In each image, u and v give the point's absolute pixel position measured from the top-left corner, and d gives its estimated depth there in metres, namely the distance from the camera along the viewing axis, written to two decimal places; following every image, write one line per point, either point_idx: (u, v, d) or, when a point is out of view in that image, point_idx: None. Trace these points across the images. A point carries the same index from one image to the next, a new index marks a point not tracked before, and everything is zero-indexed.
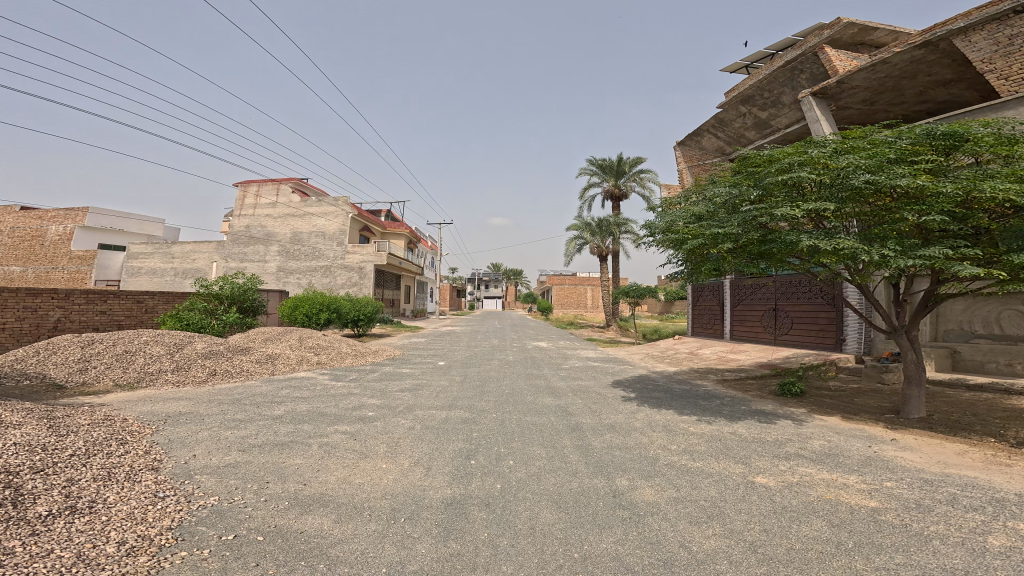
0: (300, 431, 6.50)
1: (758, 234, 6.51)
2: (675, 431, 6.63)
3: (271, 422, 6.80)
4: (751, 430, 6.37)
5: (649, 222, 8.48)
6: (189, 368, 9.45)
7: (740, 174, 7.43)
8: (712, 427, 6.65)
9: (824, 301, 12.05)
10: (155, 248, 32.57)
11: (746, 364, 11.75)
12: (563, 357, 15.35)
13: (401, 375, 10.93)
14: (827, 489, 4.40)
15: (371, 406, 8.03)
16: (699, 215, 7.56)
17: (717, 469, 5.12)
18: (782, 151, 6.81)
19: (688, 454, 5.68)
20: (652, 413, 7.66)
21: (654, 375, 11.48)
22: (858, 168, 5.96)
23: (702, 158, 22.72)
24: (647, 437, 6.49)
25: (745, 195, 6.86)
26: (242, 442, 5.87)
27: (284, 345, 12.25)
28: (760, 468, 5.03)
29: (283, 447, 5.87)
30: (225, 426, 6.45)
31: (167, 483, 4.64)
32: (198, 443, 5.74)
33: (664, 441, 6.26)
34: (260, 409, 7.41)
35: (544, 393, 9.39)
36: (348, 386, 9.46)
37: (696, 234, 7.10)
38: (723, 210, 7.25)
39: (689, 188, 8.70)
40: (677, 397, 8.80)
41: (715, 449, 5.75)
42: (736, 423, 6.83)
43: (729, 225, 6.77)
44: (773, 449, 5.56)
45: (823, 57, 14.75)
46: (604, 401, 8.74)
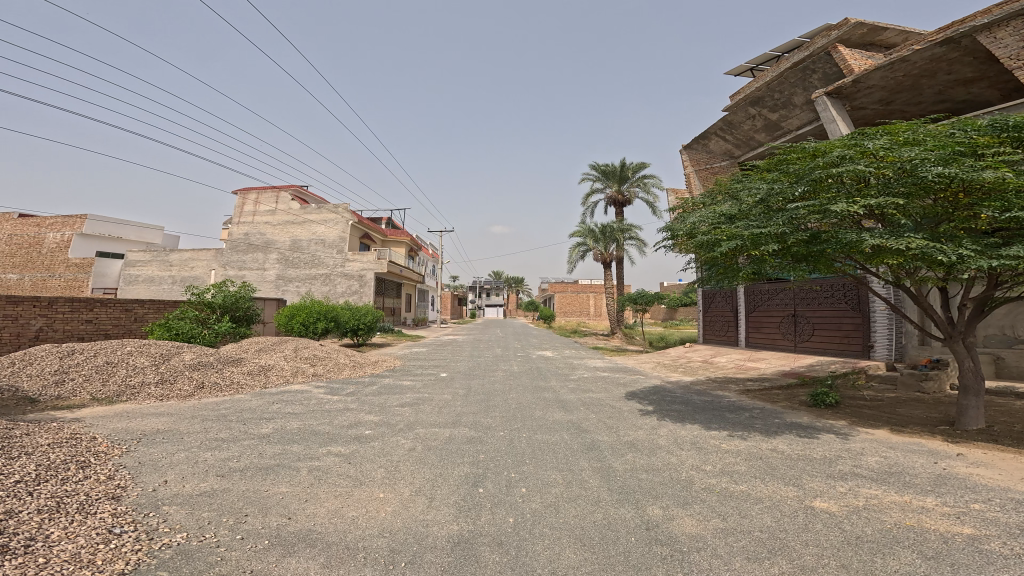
0: (288, 453, 5.83)
1: (807, 234, 5.93)
2: (707, 449, 5.95)
3: (257, 442, 6.13)
4: (793, 447, 5.70)
5: (671, 224, 7.88)
6: (175, 381, 8.79)
7: (776, 172, 6.89)
8: (748, 444, 5.98)
9: (848, 306, 11.45)
10: (153, 256, 32.12)
11: (767, 373, 11.08)
12: (571, 367, 14.66)
13: (401, 388, 10.26)
14: (904, 514, 3.74)
15: (369, 423, 7.36)
16: (731, 215, 6.97)
17: (766, 493, 4.48)
18: (828, 145, 6.27)
19: (728, 476, 5.01)
20: (677, 428, 6.99)
21: (669, 385, 10.78)
22: (924, 161, 5.40)
23: (709, 161, 22.18)
24: (676, 456, 5.82)
25: (788, 192, 6.30)
26: (222, 466, 5.21)
27: (278, 355, 11.59)
28: (816, 491, 4.41)
29: (268, 472, 5.21)
30: (205, 446, 5.79)
31: (128, 515, 3.98)
32: (171, 467, 5.07)
33: (697, 460, 5.58)
34: (247, 427, 6.74)
35: (554, 408, 8.69)
36: (344, 400, 8.78)
37: (733, 235, 6.49)
38: (760, 210, 6.68)
39: (713, 188, 8.17)
40: (700, 409, 8.13)
41: (758, 469, 5.08)
42: (773, 438, 6.16)
43: (773, 225, 6.18)
44: (825, 470, 4.89)
45: (837, 55, 14.28)
46: (620, 416, 8.04)
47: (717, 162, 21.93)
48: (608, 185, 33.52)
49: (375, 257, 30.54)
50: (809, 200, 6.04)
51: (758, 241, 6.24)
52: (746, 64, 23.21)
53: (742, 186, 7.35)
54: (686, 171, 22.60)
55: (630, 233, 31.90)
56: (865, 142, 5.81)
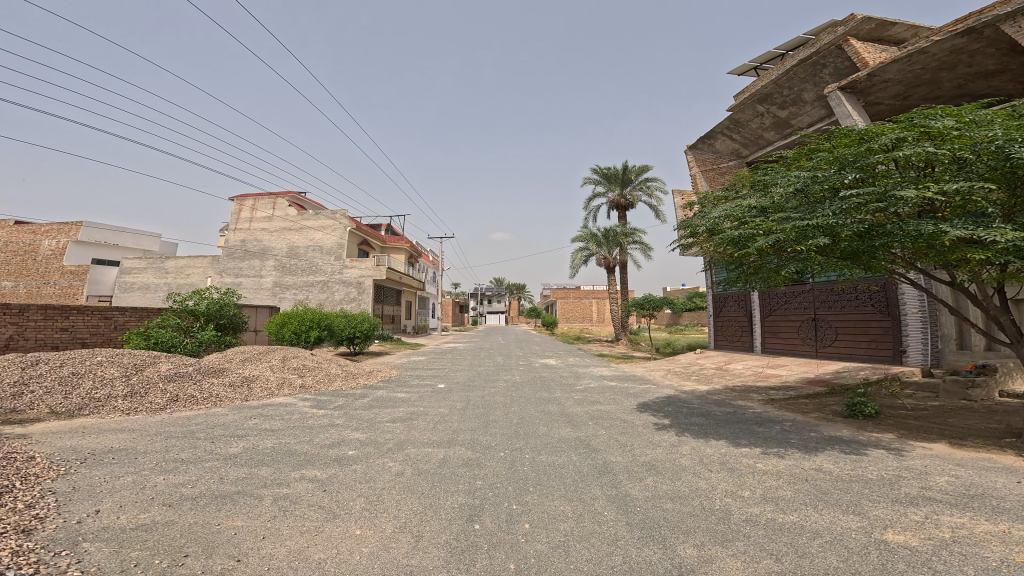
0: (254, 478, 5.07)
1: (865, 225, 5.22)
2: (739, 470, 5.19)
3: (221, 464, 5.37)
4: (841, 470, 4.95)
5: (692, 220, 7.16)
6: (146, 394, 8.05)
7: (814, 159, 6.21)
8: (787, 465, 5.22)
9: (875, 309, 10.69)
10: (148, 263, 31.62)
11: (790, 381, 10.29)
12: (576, 376, 13.88)
13: (395, 401, 9.51)
14: (1010, 549, 3.20)
15: (354, 442, 6.62)
16: (763, 207, 6.28)
17: (824, 523, 3.78)
18: (878, 127, 5.62)
19: (772, 504, 4.24)
20: (701, 445, 6.22)
21: (683, 395, 10.00)
22: (1001, 142, 4.77)
23: (716, 162, 21.49)
24: (706, 479, 5.04)
25: (834, 179, 5.60)
26: (171, 494, 4.45)
27: (264, 366, 10.87)
28: (884, 521, 3.73)
29: (225, 501, 4.44)
30: (160, 468, 5.03)
31: (32, 555, 3.22)
32: (111, 494, 4.33)
33: (731, 485, 4.80)
34: (216, 445, 6.00)
35: (561, 423, 7.92)
36: (329, 415, 8.03)
37: (772, 229, 5.76)
38: (798, 201, 6.00)
39: (735, 181, 7.49)
40: (722, 422, 7.35)
41: (807, 495, 4.34)
42: (815, 457, 5.44)
43: (822, 216, 5.46)
44: (888, 495, 4.18)
45: (850, 48, 13.62)
46: (634, 431, 7.24)
47: (724, 163, 21.25)
48: (610, 188, 32.96)
49: (373, 264, 29.92)
50: (864, 188, 5.34)
51: (803, 236, 5.52)
52: (750, 63, 22.64)
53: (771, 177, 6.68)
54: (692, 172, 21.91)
55: (633, 236, 31.25)
56: (926, 122, 5.16)
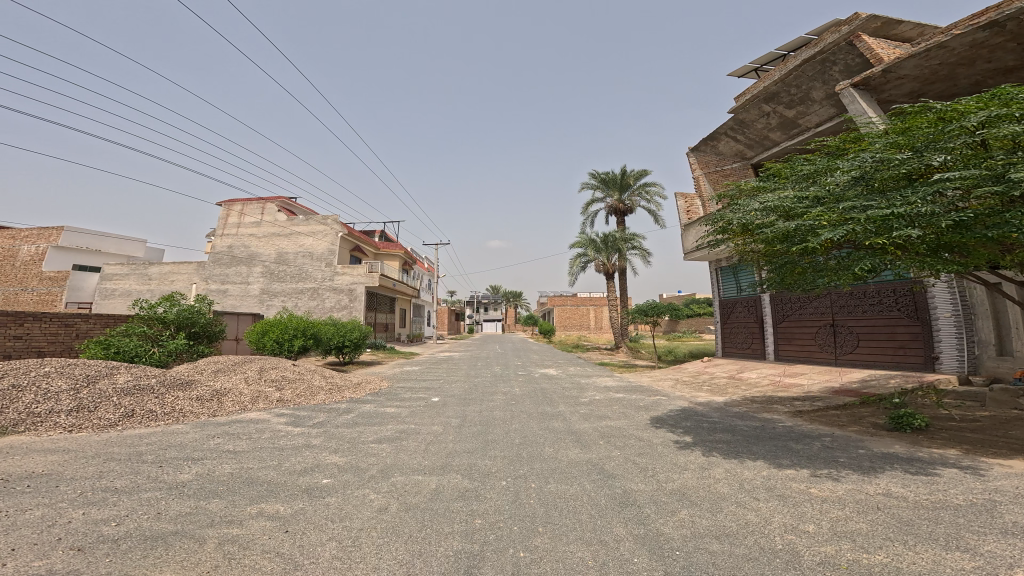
0: (202, 513, 4.14)
1: (963, 214, 4.81)
2: (793, 500, 4.38)
3: (163, 495, 4.44)
4: (917, 497, 4.16)
5: (736, 213, 6.63)
6: (95, 409, 7.08)
7: (875, 145, 5.84)
8: (847, 493, 4.39)
9: (902, 314, 10.17)
10: (131, 269, 30.50)
11: (814, 391, 9.51)
12: (580, 387, 12.98)
13: (383, 417, 8.57)
14: None
15: (331, 469, 5.67)
16: (825, 198, 5.84)
17: (922, 568, 2.96)
18: (956, 108, 5.30)
19: (847, 541, 3.45)
20: (736, 466, 5.37)
21: (700, 407, 9.17)
22: None
23: (719, 164, 20.90)
24: (755, 512, 4.22)
25: (915, 164, 5.21)
26: (86, 534, 3.56)
27: (238, 377, 9.89)
28: (1004, 561, 2.95)
29: (157, 545, 3.52)
30: (83, 500, 4.10)
31: None
32: (6, 539, 3.40)
33: (789, 519, 4.00)
34: (163, 472, 5.05)
35: (569, 443, 7.01)
36: (306, 433, 7.08)
37: (850, 220, 5.29)
38: (861, 190, 5.64)
39: (773, 171, 7.06)
40: (754, 438, 6.54)
41: (889, 531, 3.56)
42: (875, 481, 4.65)
43: (909, 204, 5.03)
44: (992, 525, 3.41)
45: (862, 45, 13.11)
46: (653, 451, 6.38)
47: (728, 165, 20.64)
48: (609, 193, 32.39)
49: (366, 270, 28.96)
50: (954, 172, 4.96)
51: (884, 226, 5.10)
52: (750, 64, 22.29)
53: (819, 166, 6.33)
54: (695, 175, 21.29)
55: (633, 242, 30.64)
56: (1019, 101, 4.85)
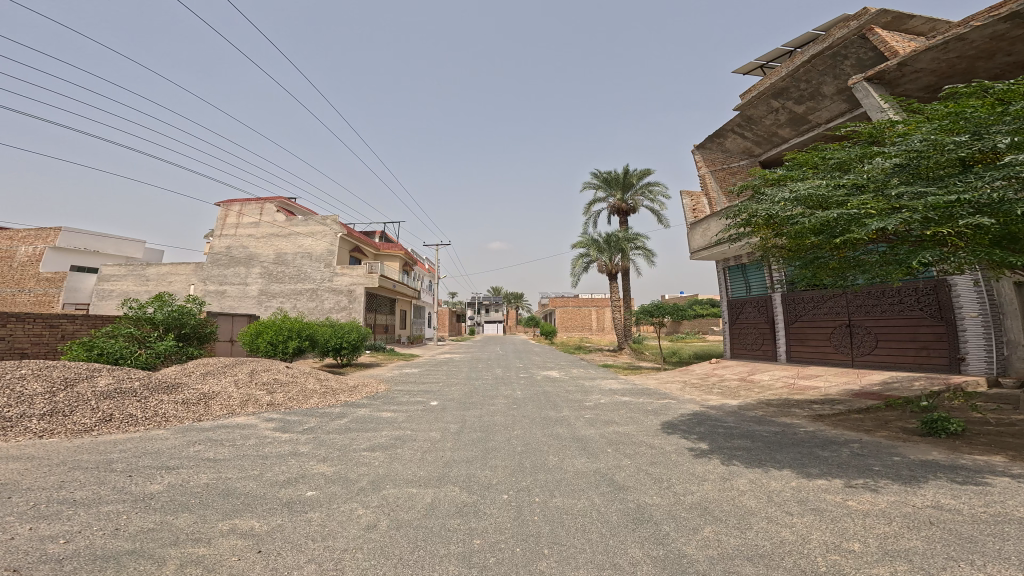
0: (167, 530, 3.70)
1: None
2: (832, 514, 3.97)
3: (127, 509, 4.00)
4: (972, 511, 3.80)
5: (768, 203, 6.27)
6: (71, 413, 6.65)
7: (918, 130, 5.59)
8: (890, 509, 3.92)
9: (924, 313, 9.76)
10: (129, 270, 30.22)
11: (832, 394, 9.05)
12: (584, 390, 12.51)
13: (379, 423, 8.15)
14: None
15: (318, 479, 5.22)
16: (870, 186, 5.56)
17: None
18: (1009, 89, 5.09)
19: (901, 559, 3.16)
20: (761, 477, 4.91)
21: (712, 411, 8.72)
22: None
23: (726, 161, 20.40)
24: (790, 528, 3.80)
25: (973, 149, 4.95)
26: (27, 554, 3.12)
27: (228, 380, 9.46)
28: None
29: (108, 568, 3.07)
30: (32, 514, 3.66)
31: None
32: None
33: (830, 536, 3.61)
34: (131, 482, 4.60)
35: (575, 451, 6.55)
36: (294, 440, 6.64)
37: (908, 207, 5.00)
38: (907, 177, 5.39)
39: (799, 161, 6.78)
40: (777, 446, 6.12)
41: (950, 547, 3.31)
42: (920, 493, 4.22)
43: (974, 189, 4.78)
44: None
45: (876, 37, 12.65)
46: (667, 460, 5.92)
47: (735, 162, 20.15)
48: (611, 193, 31.93)
49: (365, 271, 28.57)
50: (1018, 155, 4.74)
51: (946, 214, 4.83)
52: (757, 60, 21.80)
53: (852, 154, 6.07)
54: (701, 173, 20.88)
55: (637, 242, 30.20)
56: None
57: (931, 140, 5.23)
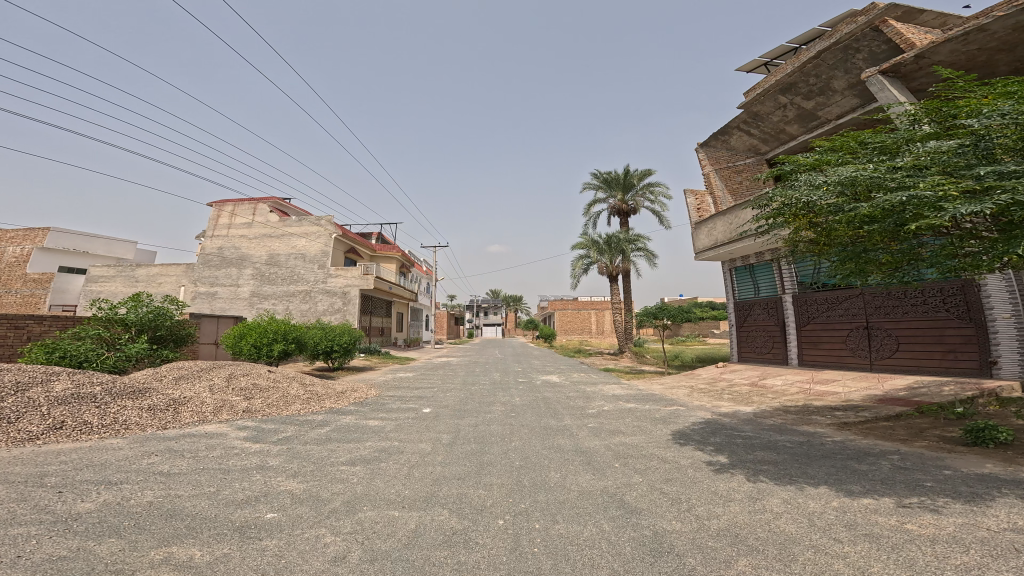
0: (81, 568, 3.03)
1: None
2: (889, 542, 3.32)
3: (39, 543, 3.35)
4: None
5: (815, 188, 5.62)
6: (16, 420, 5.98)
7: (984, 107, 5.08)
8: (962, 534, 3.28)
9: (952, 314, 9.26)
10: (118, 271, 29.52)
11: (855, 400, 8.42)
12: (586, 396, 11.84)
13: (364, 432, 7.48)
14: None
15: (282, 499, 4.53)
16: (937, 168, 4.99)
17: None
18: None
19: None
20: (796, 497, 4.39)
21: (727, 420, 8.06)
22: None
23: (731, 159, 19.79)
24: (843, 560, 3.15)
25: None
26: None
27: (202, 385, 8.76)
28: None
29: None
30: None
31: None
32: None
33: (894, 570, 2.96)
34: (58, 500, 4.11)
35: (579, 467, 5.89)
36: (265, 453, 5.94)
37: (998, 189, 4.43)
38: (980, 157, 4.85)
39: (835, 146, 6.24)
40: (805, 460, 5.48)
41: None
42: (994, 514, 3.56)
43: None
44: None
45: (890, 29, 12.14)
46: (683, 477, 5.26)
47: (741, 160, 19.57)
48: (612, 194, 31.40)
49: (360, 273, 27.91)
50: None
51: None
52: (761, 58, 21.33)
53: (902, 137, 5.56)
54: (705, 171, 20.06)
55: (638, 243, 29.66)
56: None
57: (1001, 117, 4.76)
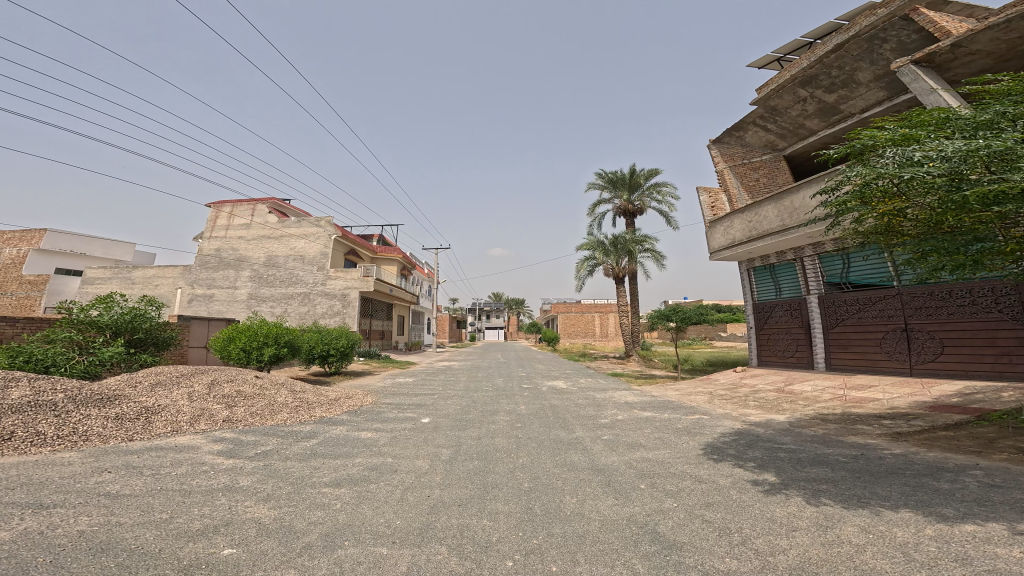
0: None
1: None
2: None
3: None
4: None
5: (922, 164, 4.68)
6: None
7: None
8: None
9: (1005, 315, 8.69)
10: (114, 273, 29.02)
11: (901, 407, 7.66)
12: (597, 404, 11.03)
13: (356, 445, 6.71)
14: None
15: (246, 531, 3.75)
16: None
17: None
18: None
19: None
20: (875, 524, 3.67)
21: (760, 431, 7.25)
22: None
23: (746, 156, 18.97)
24: None
25: None
26: None
27: (181, 393, 8.01)
28: None
29: None
30: None
31: None
32: None
33: None
34: None
35: (600, 489, 5.08)
36: (239, 470, 5.18)
37: None
38: None
39: (915, 123, 5.37)
40: (867, 480, 4.71)
41: None
42: None
43: None
44: None
45: (922, 18, 11.38)
46: (727, 499, 4.47)
47: (756, 157, 18.78)
48: (617, 195, 30.65)
49: (360, 275, 27.22)
50: None
51: None
52: (774, 53, 20.57)
53: (1003, 110, 4.77)
54: (719, 168, 18.98)
55: (644, 244, 28.90)
56: None
57: None
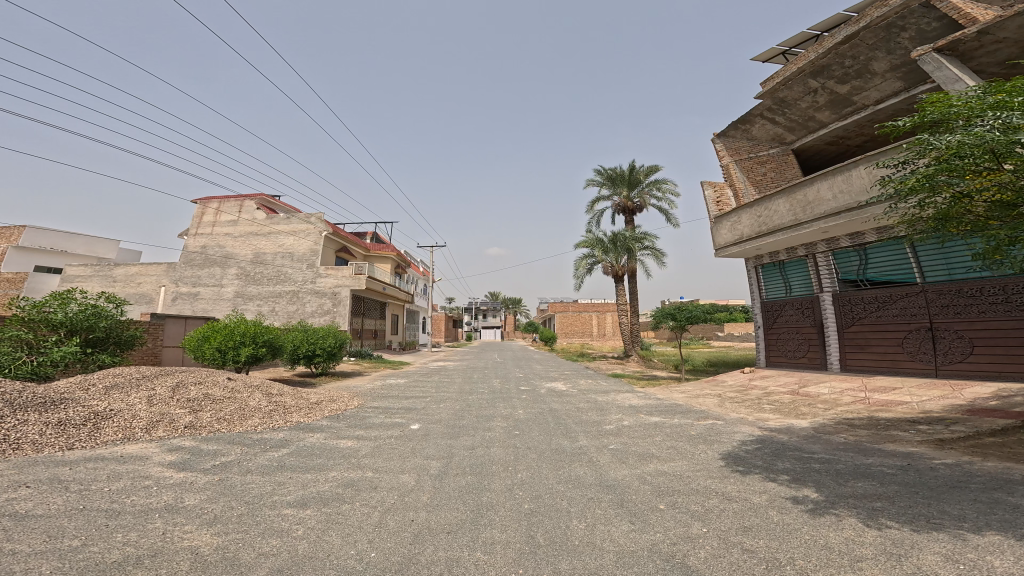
0: None
1: None
2: None
3: None
4: None
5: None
6: None
7: None
8: None
9: None
10: (95, 270, 27.97)
11: (937, 411, 6.99)
12: (600, 408, 10.31)
13: (332, 456, 5.92)
14: None
15: (175, 566, 2.98)
16: None
17: None
18: None
19: None
20: (960, 551, 2.96)
21: (784, 437, 6.54)
22: None
23: (752, 150, 18.34)
24: None
25: None
26: None
27: (142, 396, 7.19)
28: None
29: None
30: None
31: None
32: None
33: None
34: None
35: (611, 512, 4.34)
36: (187, 486, 4.38)
37: None
38: None
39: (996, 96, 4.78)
40: (929, 495, 4.00)
41: None
42: None
43: None
44: None
45: (943, 5, 10.80)
46: (767, 522, 3.74)
47: (764, 151, 18.11)
48: (617, 192, 30.00)
49: (352, 273, 26.34)
50: None
51: None
52: (780, 46, 19.96)
53: None
54: (723, 163, 18.55)
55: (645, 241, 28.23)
56: None
57: None
